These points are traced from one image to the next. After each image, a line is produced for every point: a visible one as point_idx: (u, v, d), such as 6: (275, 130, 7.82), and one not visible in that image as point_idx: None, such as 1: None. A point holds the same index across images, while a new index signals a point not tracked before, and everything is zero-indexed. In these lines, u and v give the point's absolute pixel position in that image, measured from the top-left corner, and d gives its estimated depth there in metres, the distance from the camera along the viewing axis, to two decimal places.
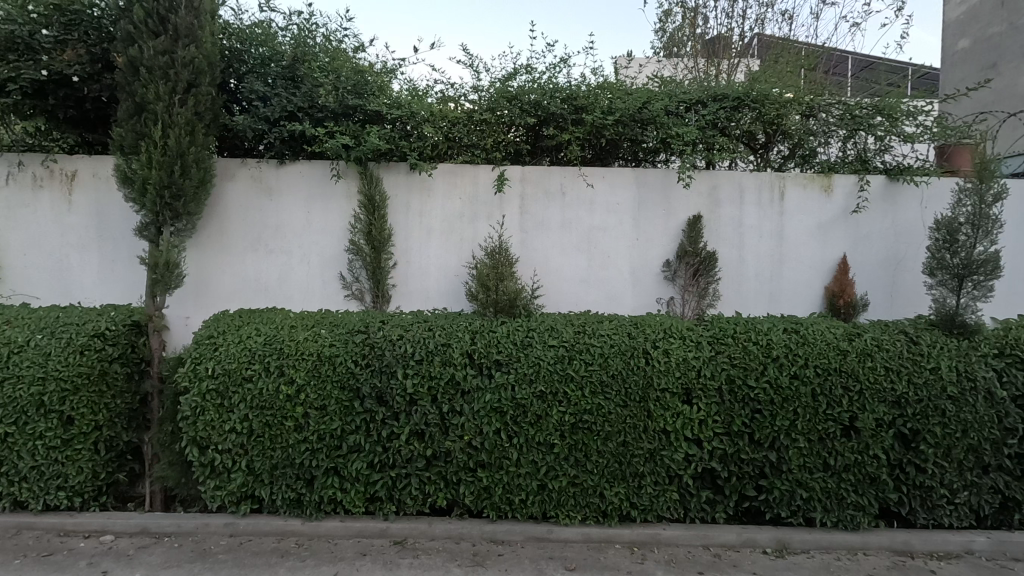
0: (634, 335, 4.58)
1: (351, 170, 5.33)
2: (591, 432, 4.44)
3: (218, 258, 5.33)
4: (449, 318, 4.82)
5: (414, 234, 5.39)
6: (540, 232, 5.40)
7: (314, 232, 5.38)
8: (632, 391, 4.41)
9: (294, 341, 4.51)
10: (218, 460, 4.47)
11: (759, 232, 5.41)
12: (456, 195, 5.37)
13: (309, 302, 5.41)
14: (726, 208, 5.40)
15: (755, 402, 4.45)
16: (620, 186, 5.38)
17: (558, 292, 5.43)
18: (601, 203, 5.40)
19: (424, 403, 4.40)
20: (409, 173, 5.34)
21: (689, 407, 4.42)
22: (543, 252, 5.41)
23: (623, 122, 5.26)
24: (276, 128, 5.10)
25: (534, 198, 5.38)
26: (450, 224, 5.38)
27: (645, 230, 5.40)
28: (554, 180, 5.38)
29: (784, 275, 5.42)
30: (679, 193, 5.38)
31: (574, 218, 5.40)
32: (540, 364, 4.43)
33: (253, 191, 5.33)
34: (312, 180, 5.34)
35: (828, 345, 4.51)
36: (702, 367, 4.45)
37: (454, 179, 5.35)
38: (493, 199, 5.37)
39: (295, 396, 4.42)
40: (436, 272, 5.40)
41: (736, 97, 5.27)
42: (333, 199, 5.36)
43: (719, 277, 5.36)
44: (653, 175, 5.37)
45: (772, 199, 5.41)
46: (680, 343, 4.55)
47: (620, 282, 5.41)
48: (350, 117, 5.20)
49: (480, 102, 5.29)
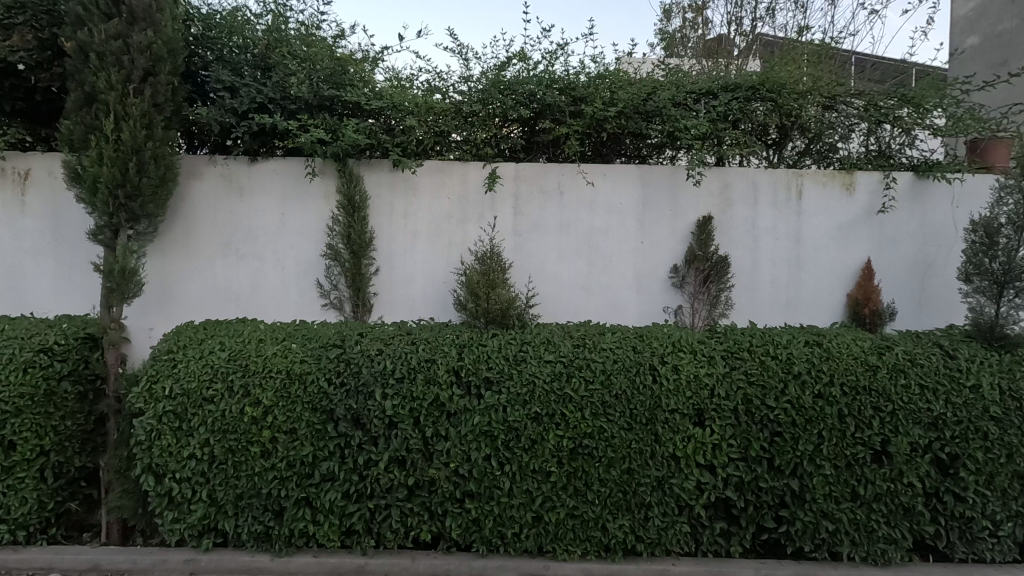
0: (640, 350, 4.13)
1: (329, 168, 4.88)
2: (591, 458, 3.97)
3: (184, 264, 4.88)
4: (435, 331, 4.37)
5: (398, 237, 4.94)
6: (536, 235, 4.95)
7: (289, 236, 4.93)
8: (638, 413, 3.95)
9: (261, 357, 4.07)
10: (176, 491, 4.00)
11: (775, 234, 4.96)
12: (443, 194, 4.92)
13: (283, 312, 4.96)
14: (738, 208, 4.95)
15: (775, 424, 3.98)
16: (622, 185, 4.94)
17: (555, 300, 4.97)
18: (602, 204, 4.95)
19: (405, 426, 3.93)
20: (391, 171, 4.90)
21: (702, 431, 3.97)
22: (538, 258, 4.95)
23: (626, 114, 4.79)
24: (244, 122, 4.61)
25: (527, 199, 4.94)
26: (437, 226, 4.93)
27: (650, 233, 4.95)
28: (550, 178, 4.93)
29: (802, 281, 4.96)
30: (686, 191, 4.93)
31: (572, 220, 4.95)
32: (534, 382, 3.97)
33: (223, 191, 4.88)
34: (286, 179, 4.89)
35: (855, 360, 4.07)
36: (716, 386, 4.00)
37: (441, 178, 4.90)
38: (484, 199, 4.92)
39: (261, 419, 3.96)
40: (421, 279, 4.94)
41: (750, 87, 4.80)
42: (309, 200, 4.91)
43: (732, 286, 4.89)
44: (659, 172, 4.92)
45: (789, 199, 4.96)
46: (690, 359, 4.10)
47: (624, 289, 4.96)
48: (327, 111, 4.74)
49: (469, 94, 4.82)
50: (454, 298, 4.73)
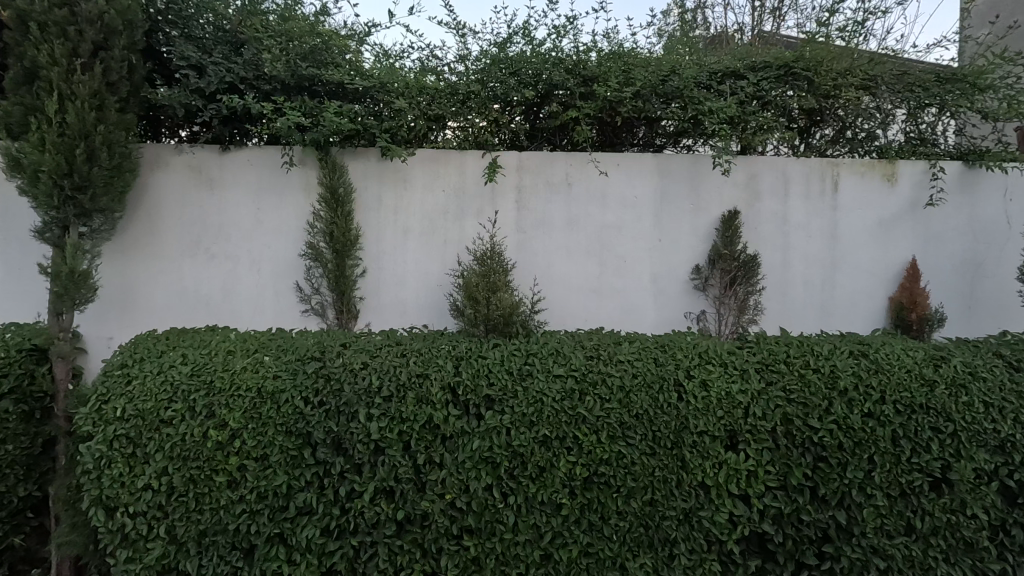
0: (663, 362, 3.62)
1: (310, 157, 4.36)
2: (608, 488, 3.45)
3: (147, 265, 4.36)
4: (429, 341, 3.85)
5: (388, 234, 4.41)
6: (541, 232, 4.43)
7: (265, 233, 4.40)
8: (662, 436, 3.44)
9: (227, 372, 3.54)
10: (129, 527, 3.47)
11: (808, 230, 4.45)
12: (438, 187, 4.40)
13: (258, 319, 4.42)
14: (767, 201, 4.44)
15: (819, 447, 3.47)
16: (638, 176, 4.42)
17: (563, 305, 4.44)
18: (616, 197, 4.43)
19: (394, 453, 3.41)
20: (379, 160, 4.38)
21: (735, 456, 3.45)
22: (544, 258, 4.43)
23: (643, 97, 4.26)
24: (213, 105, 4.08)
25: (532, 192, 4.42)
26: (431, 222, 4.41)
27: (669, 229, 4.43)
28: (557, 169, 4.42)
29: (838, 283, 4.45)
30: (709, 182, 4.43)
31: (582, 215, 4.43)
32: (543, 401, 3.45)
33: (191, 184, 4.36)
34: (262, 170, 4.36)
35: (909, 374, 3.56)
36: (750, 404, 3.49)
37: (436, 168, 4.39)
38: (483, 192, 4.41)
39: (227, 445, 3.43)
40: (413, 282, 4.41)
41: (781, 66, 4.28)
42: (287, 193, 4.38)
43: (761, 289, 4.38)
44: (678, 162, 4.41)
45: (823, 191, 4.45)
46: (720, 373, 3.59)
47: (640, 292, 4.44)
48: (306, 92, 4.21)
49: (467, 74, 4.31)
50: (450, 303, 4.21)
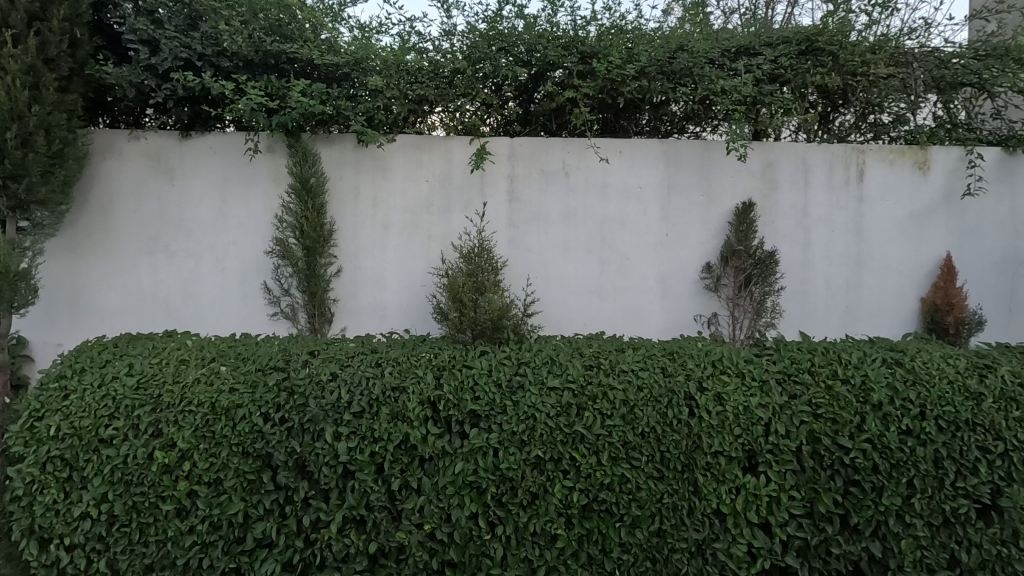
0: (671, 372, 3.19)
1: (279, 145, 3.94)
2: (610, 516, 3.03)
3: (100, 262, 3.94)
4: (408, 348, 3.43)
5: (367, 229, 4.00)
6: (536, 226, 4.01)
7: (230, 229, 3.98)
8: (671, 458, 3.02)
9: (177, 385, 3.12)
10: (65, 561, 3.05)
11: (831, 224, 4.03)
12: (421, 176, 3.99)
13: (223, 323, 4.00)
14: (785, 192, 4.02)
15: (850, 470, 3.05)
16: (643, 164, 4.00)
17: (560, 307, 4.02)
18: (618, 187, 4.01)
19: (365, 477, 2.99)
20: (357, 147, 3.97)
21: (754, 480, 3.03)
22: (539, 256, 4.01)
23: (648, 76, 3.83)
24: (167, 84, 3.65)
25: (525, 182, 4.00)
26: (414, 216, 3.99)
27: (676, 223, 4.01)
28: (553, 156, 4.00)
29: (864, 282, 4.03)
30: (722, 171, 4.00)
31: (580, 207, 4.01)
32: (535, 418, 3.03)
33: (148, 173, 3.94)
34: (226, 158, 3.95)
35: (953, 386, 3.13)
36: (771, 421, 3.06)
37: (419, 156, 3.98)
38: (471, 182, 3.99)
39: (175, 468, 3.01)
40: (394, 282, 4.00)
41: (803, 40, 3.85)
42: (254, 184, 3.95)
43: (779, 288, 3.93)
44: (687, 148, 3.99)
45: (848, 181, 4.02)
46: (737, 385, 3.16)
47: (645, 293, 4.02)
48: (273, 71, 3.78)
49: (454, 51, 3.89)
50: (432, 305, 3.78)
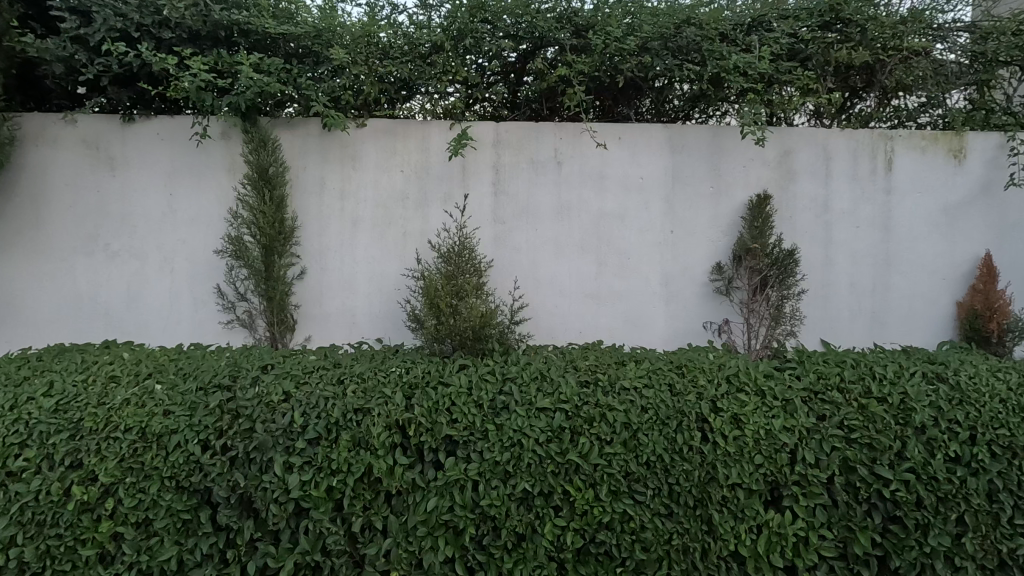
0: (681, 390, 2.74)
1: (233, 130, 3.48)
2: (610, 560, 2.62)
3: (32, 263, 3.49)
4: (376, 361, 2.98)
5: (334, 226, 3.55)
6: (525, 222, 3.56)
7: (179, 225, 3.51)
8: (681, 492, 2.59)
9: (101, 407, 2.65)
10: None
11: (855, 219, 3.59)
12: (395, 166, 3.54)
13: (171, 332, 3.53)
14: (804, 184, 3.58)
15: (888, 506, 2.63)
16: (644, 152, 3.57)
17: (552, 313, 3.58)
18: (617, 178, 3.57)
19: (321, 516, 2.55)
20: (323, 134, 3.52)
21: (778, 517, 2.61)
22: (528, 256, 3.56)
23: (650, 51, 3.38)
24: (101, 59, 3.18)
25: (513, 172, 3.55)
26: (387, 210, 3.54)
27: (682, 218, 3.57)
28: (544, 142, 3.55)
29: (892, 284, 3.60)
30: (733, 160, 3.57)
31: (575, 200, 3.56)
32: (522, 445, 2.59)
33: (86, 161, 3.48)
34: (176, 145, 3.49)
35: (1007, 406, 2.70)
36: (797, 448, 2.63)
37: (393, 143, 3.53)
38: (452, 172, 3.54)
39: (96, 506, 2.55)
40: (365, 285, 3.54)
41: (826, 11, 3.40)
42: (206, 175, 3.49)
43: (799, 292, 3.47)
44: (694, 135, 3.56)
45: (874, 171, 3.59)
46: (757, 404, 2.71)
47: (647, 298, 3.58)
48: (223, 45, 3.32)
49: (430, 24, 3.43)
50: (406, 311, 3.32)
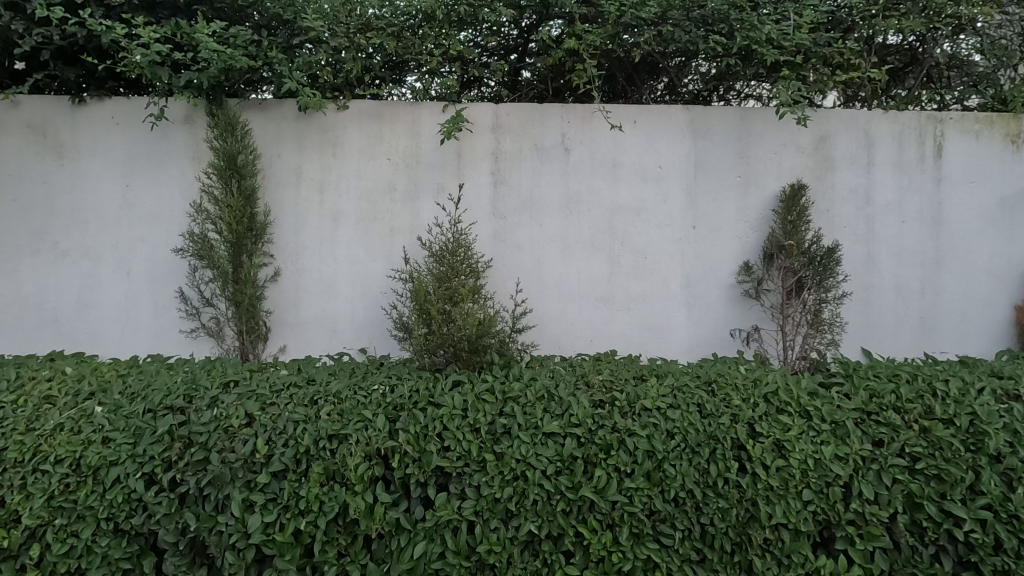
0: (713, 411, 2.35)
1: (198, 113, 3.07)
2: None
3: None
4: (359, 378, 2.59)
5: (312, 221, 3.14)
6: (528, 216, 3.15)
7: (137, 220, 3.10)
8: (715, 535, 2.22)
9: (28, 434, 2.25)
10: None
11: (901, 213, 3.19)
12: (382, 153, 3.14)
13: (129, 342, 3.12)
14: (842, 173, 3.18)
15: (959, 549, 2.23)
16: (662, 137, 3.16)
17: (559, 319, 3.17)
18: (632, 167, 3.16)
19: (288, 565, 2.15)
20: (299, 117, 3.12)
21: (830, 563, 2.22)
22: (532, 256, 3.16)
23: (671, 21, 2.97)
24: (41, 30, 2.78)
25: (515, 160, 3.14)
26: (373, 203, 3.14)
27: (705, 211, 3.17)
28: (550, 126, 3.15)
29: (941, 285, 3.20)
30: (762, 146, 3.17)
31: (584, 192, 3.16)
32: (527, 478, 2.22)
33: (31, 150, 3.08)
34: (134, 130, 3.08)
35: None
36: (850, 482, 2.24)
37: (380, 127, 3.13)
38: (446, 160, 3.14)
39: (22, 554, 2.16)
40: (347, 288, 3.14)
41: None
42: (167, 164, 3.08)
43: (840, 296, 3.05)
44: (719, 118, 3.16)
45: (922, 159, 3.19)
46: (801, 430, 2.32)
47: (666, 302, 3.17)
48: (183, 14, 2.92)
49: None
50: (392, 318, 2.90)
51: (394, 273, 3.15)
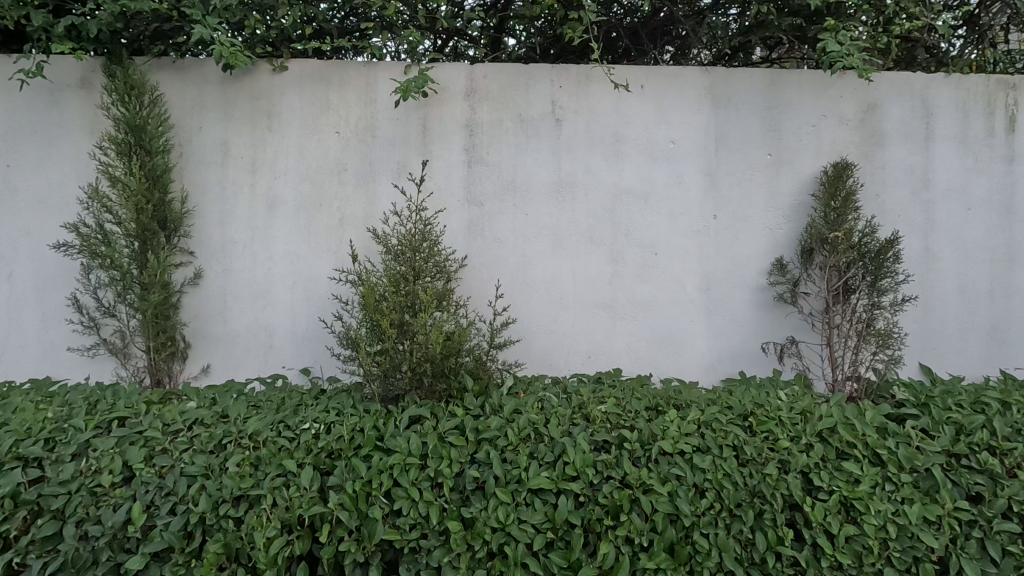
0: (753, 457, 1.79)
1: (97, 74, 2.45)
2: None
3: None
4: (292, 410, 2.00)
5: (241, 209, 2.52)
6: (509, 202, 2.55)
7: (20, 208, 2.45)
8: None
9: None
10: None
11: (967, 199, 2.61)
12: (328, 125, 2.53)
13: (9, 362, 2.46)
14: (895, 150, 2.60)
15: None
16: (674, 105, 2.57)
17: (548, 331, 2.57)
18: (637, 141, 2.57)
19: None
20: (224, 80, 2.51)
21: None
22: (517, 253, 2.56)
23: None
24: None
25: (494, 134, 2.54)
26: (317, 187, 2.52)
27: (728, 196, 2.58)
28: (536, 91, 2.55)
29: (1015, 286, 2.62)
30: (798, 117, 2.58)
31: (579, 172, 2.56)
32: (508, 555, 1.67)
33: None
34: (16, 95, 2.44)
35: None
36: (944, 555, 1.68)
37: (325, 93, 2.53)
38: (407, 133, 2.53)
39: None
40: (286, 294, 2.52)
41: None
42: (58, 137, 2.45)
43: (902, 301, 2.43)
44: (744, 82, 2.58)
45: (991, 132, 2.61)
46: (875, 482, 1.75)
47: (682, 310, 2.58)
48: None
49: None
50: (334, 332, 2.27)
51: (343, 275, 2.52)
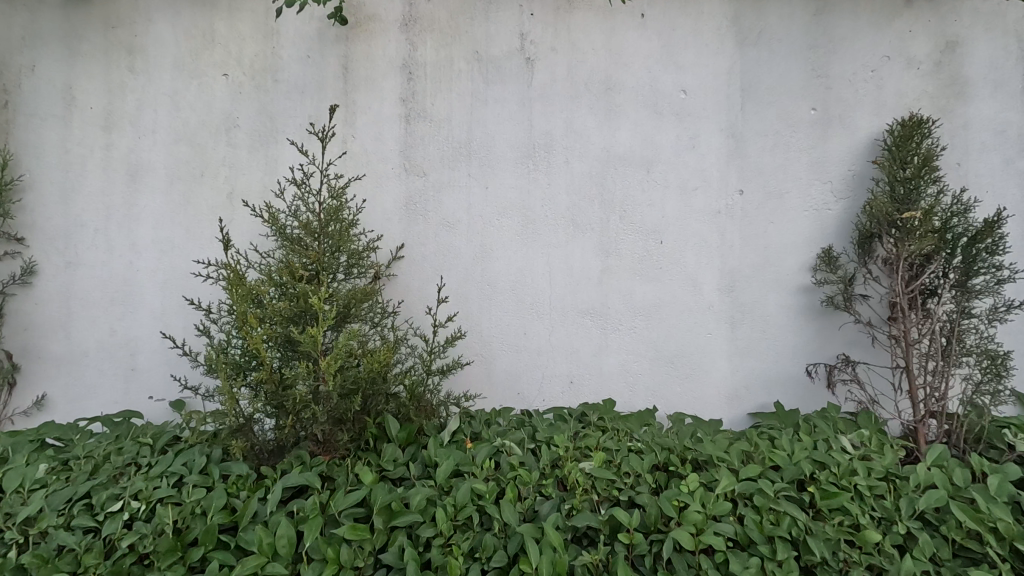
0: (820, 558, 1.14)
1: None
2: None
3: None
4: (117, 473, 1.32)
5: (91, 180, 1.83)
6: (462, 171, 1.87)
7: None
8: None
9: None
10: None
11: None
12: (212, 63, 1.84)
13: None
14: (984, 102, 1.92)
15: None
16: (685, 41, 1.90)
17: (515, 345, 1.89)
18: (635, 89, 1.89)
19: None
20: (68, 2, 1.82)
21: None
22: (473, 241, 1.88)
23: None
24: None
25: (442, 80, 1.86)
26: (197, 150, 1.84)
27: (759, 163, 1.91)
28: (499, 20, 1.87)
29: None
30: (852, 58, 1.90)
31: (557, 130, 1.88)
32: None
33: None
34: None
35: None
36: None
37: (209, 19, 1.84)
38: (322, 75, 1.85)
39: None
40: (153, 296, 1.83)
41: None
42: None
43: (1005, 307, 1.73)
44: (779, 10, 1.90)
45: None
46: None
47: (696, 320, 1.91)
48: None
49: None
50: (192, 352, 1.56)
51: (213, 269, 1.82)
